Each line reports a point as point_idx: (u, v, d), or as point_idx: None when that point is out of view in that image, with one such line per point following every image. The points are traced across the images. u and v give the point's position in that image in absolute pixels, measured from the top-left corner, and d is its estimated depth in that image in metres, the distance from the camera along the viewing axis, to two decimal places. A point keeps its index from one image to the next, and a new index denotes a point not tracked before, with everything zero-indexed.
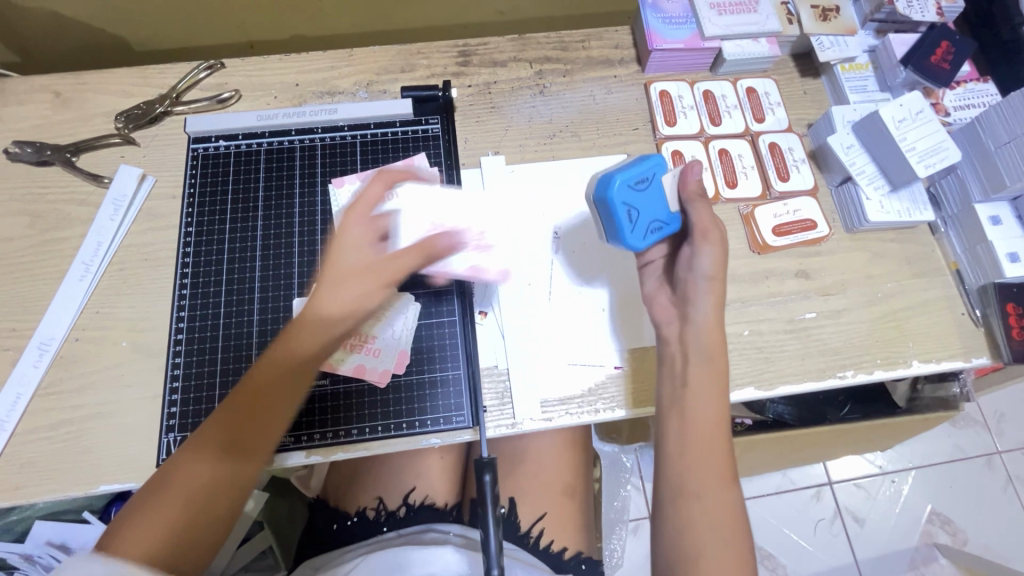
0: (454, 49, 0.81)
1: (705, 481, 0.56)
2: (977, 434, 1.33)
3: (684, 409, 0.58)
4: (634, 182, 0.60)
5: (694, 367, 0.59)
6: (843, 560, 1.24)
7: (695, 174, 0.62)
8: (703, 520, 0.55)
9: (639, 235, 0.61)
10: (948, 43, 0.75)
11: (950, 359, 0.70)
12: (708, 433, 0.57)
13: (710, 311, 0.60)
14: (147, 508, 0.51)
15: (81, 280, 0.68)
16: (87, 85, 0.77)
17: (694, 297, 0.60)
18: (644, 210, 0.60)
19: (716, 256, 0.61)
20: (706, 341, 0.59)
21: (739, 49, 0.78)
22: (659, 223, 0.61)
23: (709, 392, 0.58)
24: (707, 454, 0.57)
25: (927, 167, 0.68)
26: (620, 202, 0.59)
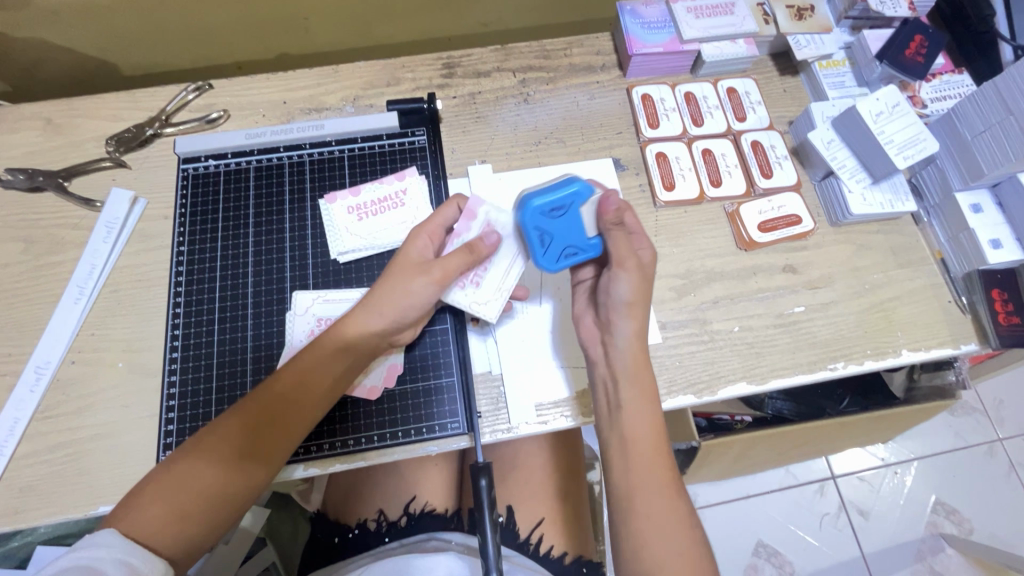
0: (438, 62, 0.82)
1: (651, 499, 0.54)
2: (977, 421, 1.33)
3: (619, 431, 0.57)
4: (547, 207, 0.60)
5: (624, 390, 0.57)
6: (850, 555, 1.24)
7: (614, 202, 0.59)
8: (660, 546, 0.53)
9: (552, 257, 0.61)
10: (921, 36, 0.77)
11: (939, 346, 0.71)
12: (647, 453, 0.56)
13: (629, 337, 0.57)
14: (156, 490, 0.52)
15: (76, 302, 0.69)
16: (77, 110, 0.79)
17: (615, 322, 0.58)
18: (557, 235, 0.61)
19: (634, 281, 0.57)
20: (631, 362, 0.57)
21: (718, 51, 0.79)
22: (574, 249, 0.61)
23: (643, 413, 0.56)
24: (652, 474, 0.55)
25: (906, 159, 0.69)
26: (529, 227, 0.61)
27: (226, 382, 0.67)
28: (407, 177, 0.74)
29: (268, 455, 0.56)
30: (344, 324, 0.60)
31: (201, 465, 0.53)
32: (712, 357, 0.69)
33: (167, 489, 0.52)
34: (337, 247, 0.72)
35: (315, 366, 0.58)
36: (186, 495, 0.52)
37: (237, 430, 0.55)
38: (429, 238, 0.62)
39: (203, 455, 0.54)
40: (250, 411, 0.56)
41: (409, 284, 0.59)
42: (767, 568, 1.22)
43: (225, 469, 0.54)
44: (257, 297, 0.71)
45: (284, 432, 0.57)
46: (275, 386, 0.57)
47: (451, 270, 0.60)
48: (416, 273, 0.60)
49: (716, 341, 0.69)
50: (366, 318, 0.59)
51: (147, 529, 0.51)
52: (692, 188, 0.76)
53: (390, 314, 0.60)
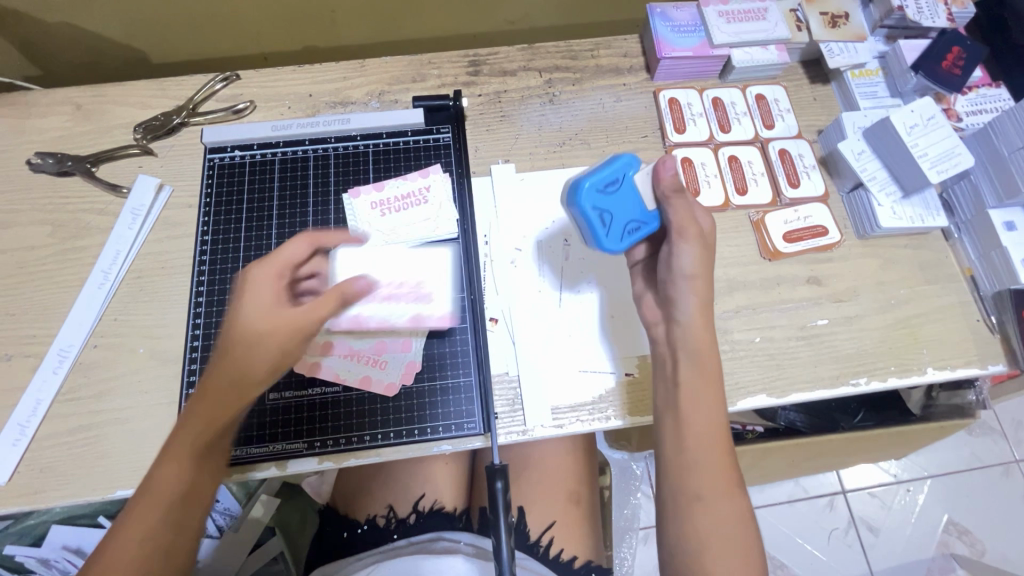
0: (465, 59, 0.82)
1: (711, 483, 0.54)
2: (993, 442, 1.30)
3: (679, 411, 0.56)
4: (603, 185, 0.59)
5: (683, 365, 0.57)
6: (858, 571, 1.22)
7: (671, 168, 0.59)
8: (709, 528, 0.52)
9: (616, 236, 0.59)
10: (958, 48, 0.75)
11: (965, 366, 0.69)
12: (703, 432, 0.55)
13: (694, 312, 0.57)
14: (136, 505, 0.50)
15: (100, 287, 0.70)
16: (106, 97, 0.79)
17: (677, 295, 0.58)
18: (616, 213, 0.60)
19: (697, 253, 0.58)
20: (693, 334, 0.57)
21: (748, 57, 0.78)
22: (637, 223, 0.60)
23: (699, 389, 0.56)
24: (710, 461, 0.54)
25: (938, 173, 0.67)
26: (589, 207, 0.59)
27: None
28: (431, 174, 0.74)
29: (241, 451, 0.54)
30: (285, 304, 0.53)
31: (177, 475, 0.50)
32: (732, 367, 0.68)
33: (149, 500, 0.50)
34: None
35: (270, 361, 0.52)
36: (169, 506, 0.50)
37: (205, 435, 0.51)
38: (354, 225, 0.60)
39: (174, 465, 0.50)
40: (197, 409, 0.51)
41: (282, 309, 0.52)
42: None
43: (193, 467, 0.51)
44: None
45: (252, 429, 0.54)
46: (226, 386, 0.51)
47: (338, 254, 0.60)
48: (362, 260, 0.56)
49: (736, 352, 0.69)
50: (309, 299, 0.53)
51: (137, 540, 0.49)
52: (718, 196, 0.75)
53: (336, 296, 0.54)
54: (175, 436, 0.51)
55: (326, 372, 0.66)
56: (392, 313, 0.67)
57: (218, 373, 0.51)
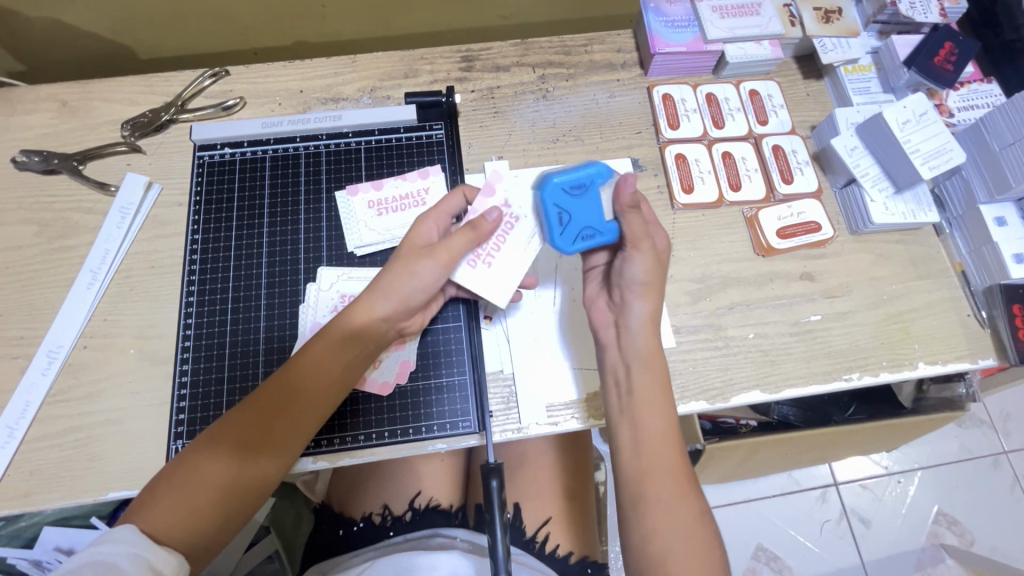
0: (457, 55, 0.81)
1: (669, 489, 0.53)
2: (983, 433, 1.32)
3: (635, 415, 0.56)
4: (570, 186, 0.60)
5: (635, 371, 0.57)
6: (850, 562, 1.23)
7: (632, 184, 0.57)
8: (668, 535, 0.52)
9: (568, 238, 0.60)
10: (951, 44, 0.75)
11: (956, 360, 0.70)
12: (656, 437, 0.55)
13: (642, 317, 0.57)
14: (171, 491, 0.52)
15: (89, 288, 0.69)
16: (93, 93, 0.78)
17: (626, 303, 0.58)
18: (576, 215, 0.60)
19: (649, 263, 0.58)
20: (639, 336, 0.57)
21: (742, 52, 0.78)
22: (591, 231, 0.60)
23: (653, 395, 0.56)
24: (662, 462, 0.54)
25: (931, 169, 0.68)
26: (551, 204, 0.60)
27: (238, 372, 0.67)
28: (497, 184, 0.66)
29: (283, 443, 0.56)
30: (349, 313, 0.59)
31: (218, 459, 0.53)
32: (726, 363, 0.68)
33: (186, 481, 0.53)
34: (353, 240, 0.71)
35: (326, 356, 0.58)
36: (201, 489, 0.52)
37: (248, 417, 0.55)
38: (436, 221, 0.62)
39: (215, 448, 0.54)
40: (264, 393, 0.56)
41: (421, 272, 0.59)
42: (766, 572, 1.22)
43: (238, 457, 0.54)
44: (271, 287, 0.70)
45: (297, 418, 0.57)
46: (280, 376, 0.57)
47: (457, 251, 0.59)
48: (418, 259, 0.59)
49: (730, 348, 0.69)
50: (370, 303, 0.58)
51: (165, 526, 0.51)
52: (711, 192, 0.75)
53: (395, 299, 0.59)
54: (224, 422, 0.55)
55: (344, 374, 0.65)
56: None
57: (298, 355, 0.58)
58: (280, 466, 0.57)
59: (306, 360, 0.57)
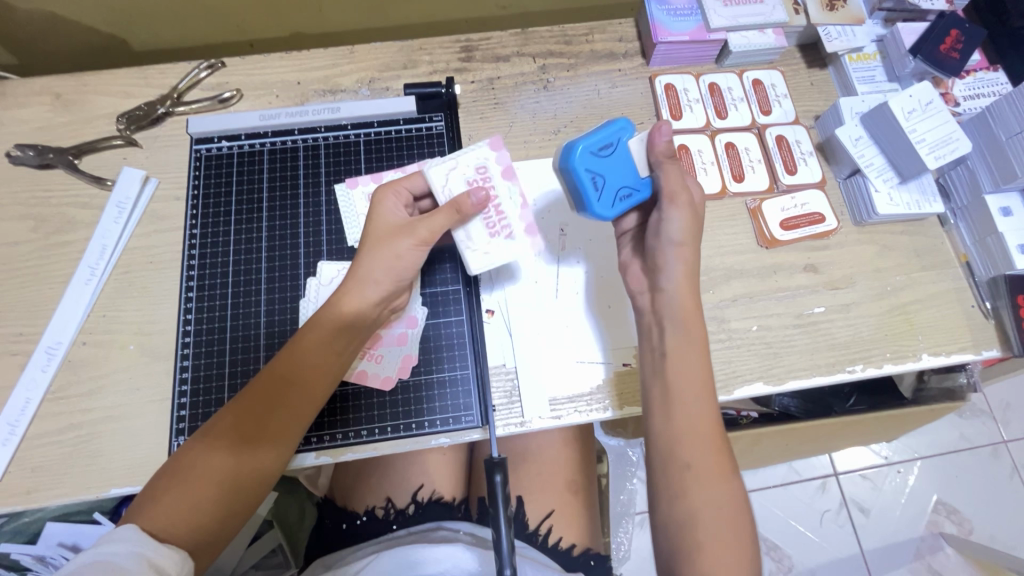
0: (457, 45, 0.80)
1: (700, 452, 0.54)
2: (983, 423, 1.32)
3: (668, 380, 0.56)
4: (596, 149, 0.59)
5: (670, 334, 0.57)
6: (850, 551, 1.24)
7: (666, 134, 0.59)
8: (701, 493, 0.53)
9: (607, 201, 0.60)
10: (957, 31, 0.74)
11: (959, 351, 0.70)
12: (690, 399, 0.55)
13: (677, 280, 0.58)
14: (169, 489, 0.52)
15: (87, 284, 0.68)
16: (87, 86, 0.77)
17: (664, 263, 0.59)
18: (610, 177, 0.60)
19: (685, 220, 0.59)
20: (680, 308, 0.58)
21: (746, 41, 0.77)
22: (628, 189, 0.60)
23: (688, 361, 0.56)
24: (702, 440, 0.54)
25: (937, 159, 0.67)
26: (582, 169, 0.59)
27: (238, 369, 0.66)
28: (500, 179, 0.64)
29: (279, 435, 0.56)
30: (338, 300, 0.59)
31: (216, 451, 0.54)
32: (729, 356, 0.68)
33: (183, 478, 0.53)
34: (354, 235, 0.71)
35: (316, 347, 0.58)
36: (200, 481, 0.52)
37: (243, 410, 0.55)
38: (394, 197, 0.63)
39: (213, 439, 0.54)
40: (256, 385, 0.56)
41: (400, 254, 0.60)
42: (766, 562, 1.23)
43: (235, 451, 0.54)
44: (271, 282, 0.70)
45: (291, 408, 0.57)
46: (271, 366, 0.57)
47: (437, 229, 0.60)
48: (399, 240, 0.60)
49: (733, 340, 0.68)
50: (361, 290, 0.59)
51: (164, 524, 0.51)
52: (714, 183, 0.75)
53: (384, 282, 0.60)
54: (221, 417, 0.56)
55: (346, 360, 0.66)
56: None
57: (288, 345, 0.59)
58: (276, 457, 0.56)
59: (295, 349, 0.58)
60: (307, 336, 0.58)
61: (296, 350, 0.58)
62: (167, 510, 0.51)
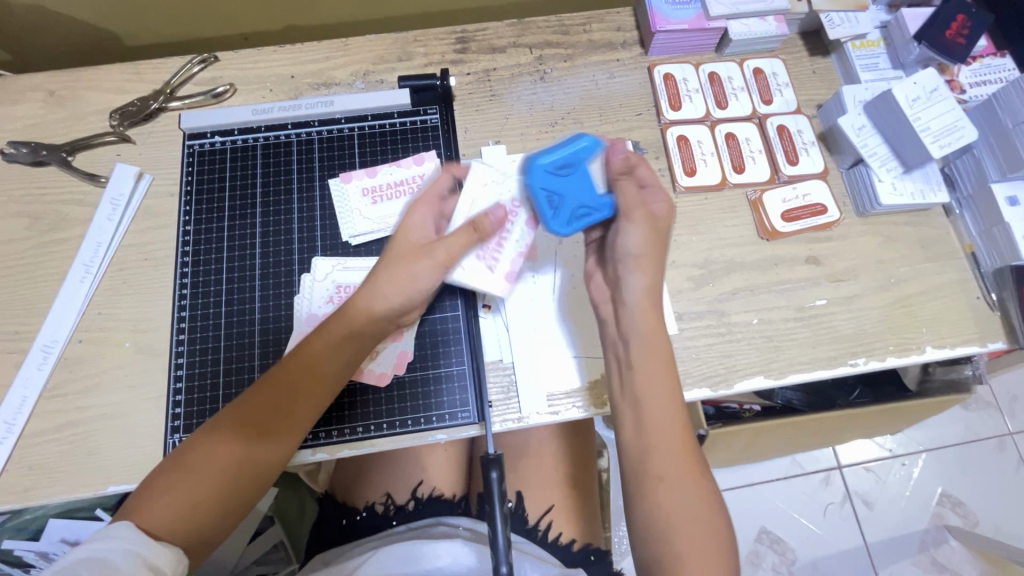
0: (452, 36, 0.79)
1: (673, 466, 0.53)
2: (989, 415, 1.31)
3: (634, 395, 0.55)
4: (553, 167, 0.60)
5: (634, 346, 0.55)
6: (853, 544, 1.24)
7: (619, 151, 0.61)
8: (675, 505, 0.52)
9: (563, 219, 0.60)
10: (964, 16, 0.72)
11: (964, 344, 0.68)
12: (659, 413, 0.54)
13: (639, 289, 0.56)
14: (171, 485, 0.52)
15: (82, 281, 0.68)
16: (80, 82, 0.76)
17: (624, 274, 0.57)
18: (567, 195, 0.60)
19: (644, 234, 0.57)
20: (639, 316, 0.56)
21: (746, 28, 0.75)
22: (583, 210, 0.60)
23: (653, 372, 0.55)
24: (670, 445, 0.53)
25: (942, 148, 0.66)
26: (538, 187, 0.60)
27: (233, 366, 0.66)
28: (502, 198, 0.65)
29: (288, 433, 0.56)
30: (354, 301, 0.58)
31: (227, 447, 0.53)
32: (729, 350, 0.67)
33: (185, 473, 0.52)
34: (349, 230, 0.70)
35: (332, 349, 0.57)
36: (202, 479, 0.52)
37: (248, 410, 0.55)
38: (433, 216, 0.62)
39: (221, 432, 0.54)
40: (264, 385, 0.56)
41: (413, 268, 0.57)
42: (769, 555, 1.23)
43: (239, 450, 0.54)
44: (265, 278, 0.69)
45: (303, 408, 0.57)
46: (281, 366, 0.57)
47: (456, 250, 0.58)
48: (422, 261, 0.58)
49: (734, 334, 0.68)
50: (373, 298, 0.57)
51: (161, 522, 0.50)
52: (714, 174, 0.73)
53: (395, 294, 0.57)
54: (227, 414, 0.55)
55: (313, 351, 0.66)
56: None
57: (299, 346, 0.58)
58: (282, 453, 0.56)
59: (306, 351, 0.57)
60: (317, 340, 0.57)
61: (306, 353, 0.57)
62: (165, 506, 0.51)
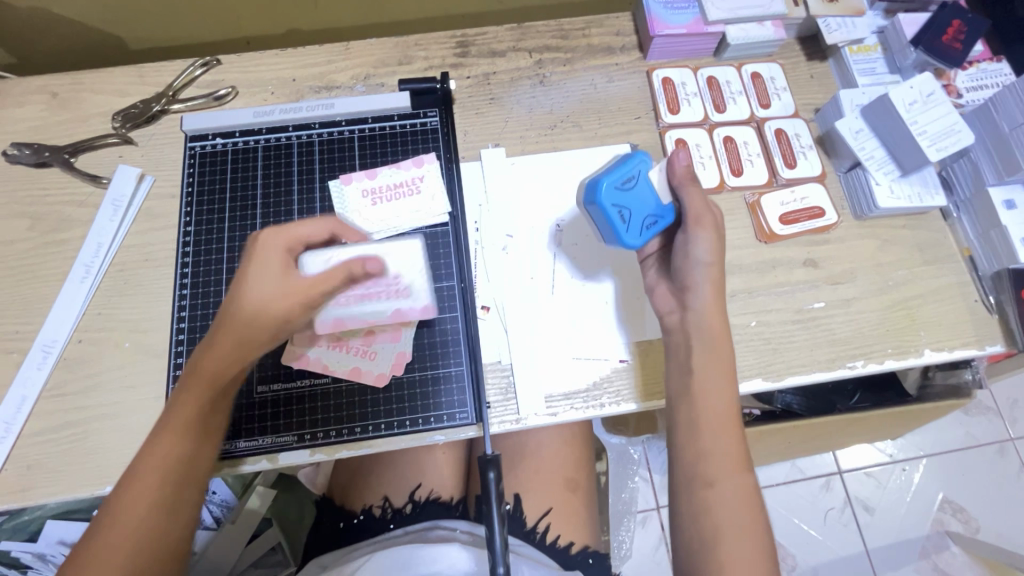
0: (452, 40, 0.79)
1: (723, 471, 0.55)
2: (989, 420, 1.31)
3: (694, 400, 0.57)
4: (619, 183, 0.60)
5: (697, 352, 0.58)
6: (854, 550, 1.23)
7: (683, 160, 0.62)
8: (722, 509, 0.54)
9: (634, 231, 0.61)
10: (959, 22, 0.73)
11: (962, 347, 0.69)
12: (716, 420, 0.56)
13: (706, 298, 0.58)
14: (117, 517, 0.51)
15: (82, 282, 0.68)
16: (83, 85, 0.77)
17: (693, 283, 0.59)
18: (633, 209, 0.61)
19: (711, 240, 0.59)
20: (709, 330, 0.58)
21: (744, 33, 0.76)
22: (653, 217, 0.61)
23: (715, 376, 0.57)
24: (719, 437, 0.56)
25: (939, 151, 0.66)
26: (608, 204, 0.60)
27: None
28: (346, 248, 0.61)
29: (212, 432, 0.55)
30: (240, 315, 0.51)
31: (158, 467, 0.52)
32: None
33: (127, 502, 0.51)
34: None
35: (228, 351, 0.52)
36: (145, 504, 0.51)
37: (176, 428, 0.53)
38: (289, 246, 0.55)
39: (155, 456, 0.52)
40: (181, 401, 0.53)
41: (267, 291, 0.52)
42: None
43: (177, 469, 0.53)
44: None
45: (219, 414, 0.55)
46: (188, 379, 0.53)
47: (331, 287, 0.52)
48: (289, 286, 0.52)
49: (731, 336, 0.68)
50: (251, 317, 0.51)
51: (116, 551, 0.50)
52: (712, 177, 0.74)
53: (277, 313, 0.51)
54: (156, 439, 0.53)
55: (315, 365, 0.65)
56: None
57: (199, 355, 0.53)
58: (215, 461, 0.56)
59: (204, 364, 0.53)
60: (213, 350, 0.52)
61: (206, 364, 0.52)
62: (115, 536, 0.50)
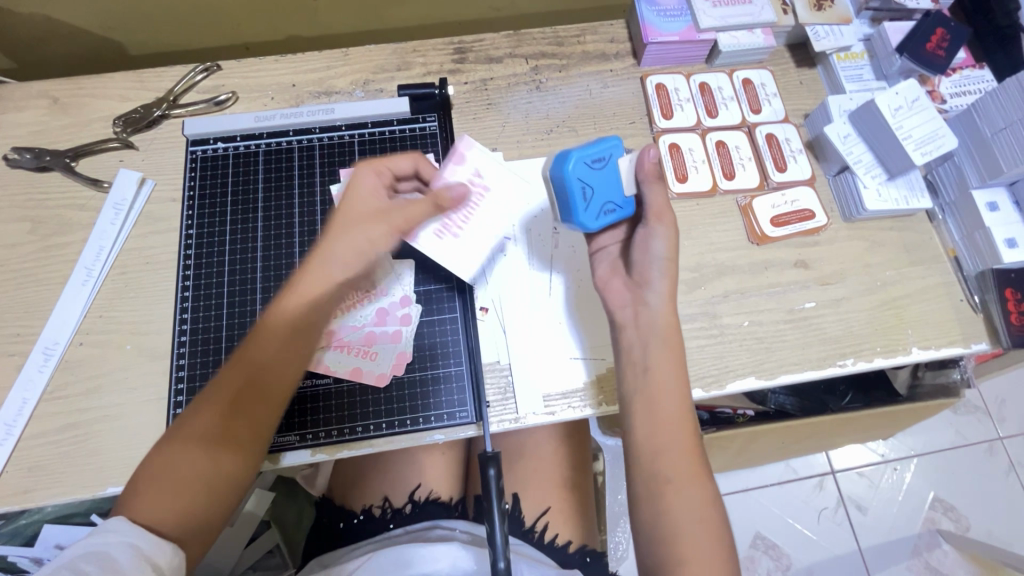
0: (449, 47, 0.81)
1: (679, 467, 0.55)
2: (978, 420, 1.33)
3: (650, 398, 0.57)
4: (590, 160, 0.60)
5: (652, 348, 0.58)
6: (847, 549, 1.24)
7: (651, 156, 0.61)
8: (681, 505, 0.54)
9: (592, 214, 0.61)
10: (943, 30, 0.75)
11: (949, 345, 0.70)
12: (668, 416, 0.56)
13: (662, 296, 0.59)
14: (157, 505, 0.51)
15: (84, 284, 0.69)
16: (83, 90, 0.78)
17: (650, 279, 0.59)
18: (598, 190, 0.61)
19: (668, 238, 0.60)
20: (662, 327, 0.58)
21: (734, 40, 0.78)
22: (613, 206, 0.62)
23: (669, 372, 0.57)
24: (675, 435, 0.56)
25: (923, 155, 0.68)
26: (574, 179, 0.60)
27: None
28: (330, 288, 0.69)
29: (275, 392, 0.57)
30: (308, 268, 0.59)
31: (207, 411, 0.54)
32: (721, 351, 0.69)
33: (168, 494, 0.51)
34: None
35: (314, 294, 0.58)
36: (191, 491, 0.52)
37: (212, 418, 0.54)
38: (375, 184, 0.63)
39: (195, 449, 0.53)
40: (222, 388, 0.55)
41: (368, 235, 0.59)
42: (765, 561, 1.23)
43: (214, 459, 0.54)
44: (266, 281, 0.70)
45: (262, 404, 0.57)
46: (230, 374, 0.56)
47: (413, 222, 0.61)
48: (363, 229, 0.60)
49: (725, 335, 0.69)
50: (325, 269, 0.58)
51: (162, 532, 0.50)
52: (705, 181, 0.75)
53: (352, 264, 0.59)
54: (189, 437, 0.53)
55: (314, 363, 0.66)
56: (358, 316, 0.68)
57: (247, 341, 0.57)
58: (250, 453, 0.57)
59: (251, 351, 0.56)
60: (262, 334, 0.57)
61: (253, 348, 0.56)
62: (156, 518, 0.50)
